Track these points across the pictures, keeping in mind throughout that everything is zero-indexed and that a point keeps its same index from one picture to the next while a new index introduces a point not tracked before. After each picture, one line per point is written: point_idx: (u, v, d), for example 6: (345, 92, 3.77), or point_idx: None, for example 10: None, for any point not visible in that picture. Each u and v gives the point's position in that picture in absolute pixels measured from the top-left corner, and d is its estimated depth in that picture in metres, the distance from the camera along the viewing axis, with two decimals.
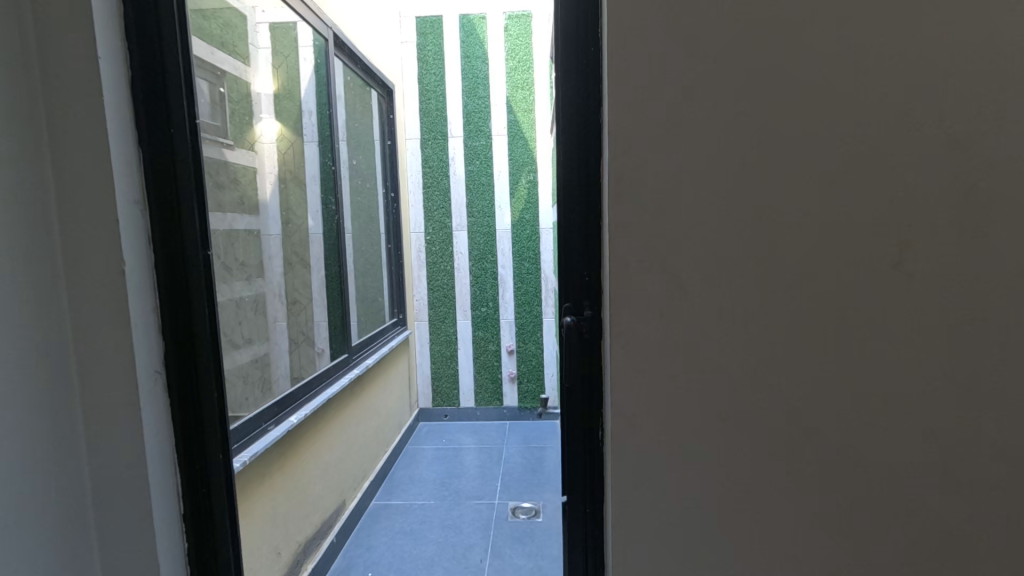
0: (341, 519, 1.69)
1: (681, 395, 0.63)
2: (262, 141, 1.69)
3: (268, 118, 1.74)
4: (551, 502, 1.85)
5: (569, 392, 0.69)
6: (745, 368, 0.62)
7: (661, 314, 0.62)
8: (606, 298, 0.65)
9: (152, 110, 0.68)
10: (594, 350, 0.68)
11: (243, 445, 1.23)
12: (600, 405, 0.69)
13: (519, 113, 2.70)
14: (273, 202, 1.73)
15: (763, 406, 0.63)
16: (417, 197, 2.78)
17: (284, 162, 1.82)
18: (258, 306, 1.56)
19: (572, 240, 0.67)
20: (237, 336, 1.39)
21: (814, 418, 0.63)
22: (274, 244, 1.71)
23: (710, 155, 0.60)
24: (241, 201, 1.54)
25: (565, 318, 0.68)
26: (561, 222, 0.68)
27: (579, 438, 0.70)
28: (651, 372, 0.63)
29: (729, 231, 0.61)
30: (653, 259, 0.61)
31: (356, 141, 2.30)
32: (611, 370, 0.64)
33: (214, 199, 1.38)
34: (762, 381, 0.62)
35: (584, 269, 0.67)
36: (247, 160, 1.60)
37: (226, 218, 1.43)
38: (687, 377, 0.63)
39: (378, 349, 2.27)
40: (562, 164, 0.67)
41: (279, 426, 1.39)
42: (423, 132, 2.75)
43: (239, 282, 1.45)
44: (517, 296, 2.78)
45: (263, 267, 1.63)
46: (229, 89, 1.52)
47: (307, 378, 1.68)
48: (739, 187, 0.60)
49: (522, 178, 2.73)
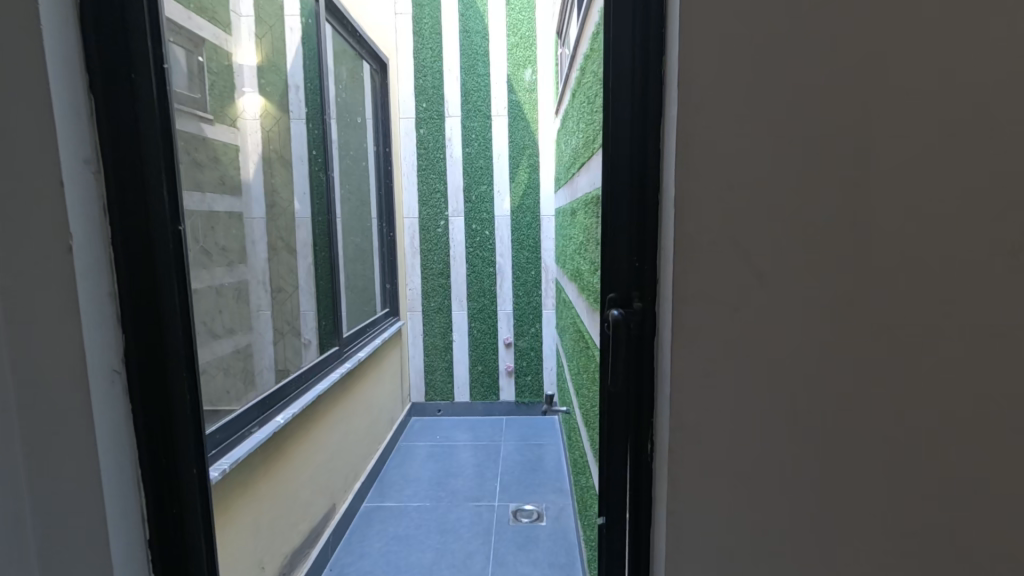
0: (328, 528, 1.56)
1: (753, 404, 0.53)
2: (245, 117, 1.59)
3: (251, 92, 1.63)
4: (555, 504, 1.76)
5: (613, 396, 0.59)
6: (834, 375, 0.52)
7: (734, 307, 0.51)
8: (664, 287, 0.54)
9: (108, 58, 0.55)
10: (647, 349, 0.57)
11: (223, 450, 1.10)
12: (651, 414, 0.58)
13: (520, 93, 2.57)
14: (256, 182, 1.65)
15: (852, 419, 0.53)
16: (411, 179, 2.64)
17: (269, 141, 1.72)
18: (240, 294, 1.49)
19: (625, 217, 0.57)
20: (219, 325, 1.33)
21: (908, 434, 0.53)
22: (258, 227, 1.64)
23: (803, 116, 0.49)
24: (222, 181, 1.45)
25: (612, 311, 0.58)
26: (608, 198, 0.58)
27: (625, 451, 0.60)
28: (719, 379, 0.52)
29: (816, 210, 0.50)
30: (725, 242, 0.51)
31: (346, 117, 2.15)
32: (670, 373, 0.53)
33: (194, 179, 1.30)
34: (853, 390, 0.52)
35: (635, 253, 0.57)
36: (228, 136, 1.47)
37: (204, 199, 1.34)
38: (762, 383, 0.52)
39: (371, 341, 2.16)
40: (612, 132, 0.57)
41: (263, 428, 1.26)
42: (417, 111, 2.60)
43: (219, 269, 1.37)
44: (516, 286, 2.68)
45: (246, 252, 1.56)
46: (208, 60, 1.40)
47: (296, 372, 1.54)
48: (832, 156, 0.50)
49: (522, 162, 2.61)
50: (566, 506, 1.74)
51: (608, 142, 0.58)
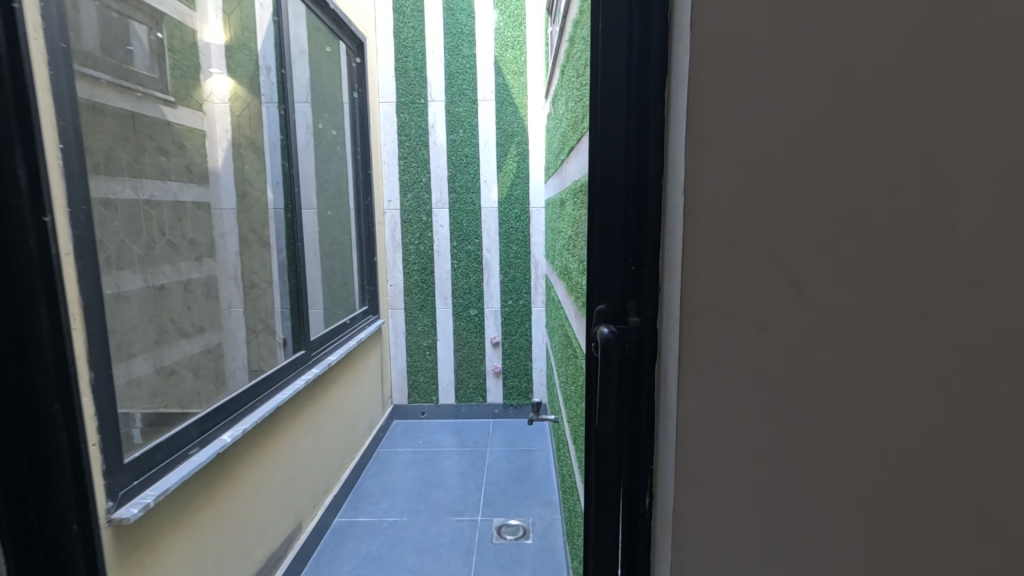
0: (290, 554, 1.44)
1: (787, 455, 0.40)
2: (211, 100, 1.68)
3: (220, 73, 1.70)
4: (542, 519, 1.64)
5: (598, 437, 0.47)
6: (897, 418, 0.39)
7: (761, 327, 0.39)
8: (669, 298, 0.41)
9: None
10: (644, 377, 0.44)
11: (151, 478, 0.97)
12: (649, 461, 0.45)
13: (509, 75, 2.42)
14: (225, 172, 1.75)
15: (925, 479, 0.40)
16: (393, 168, 2.50)
17: (239, 127, 1.77)
18: (209, 291, 1.64)
19: (617, 209, 0.45)
20: (187, 324, 1.53)
21: (993, 499, 0.40)
22: (229, 218, 1.75)
23: (870, 69, 0.36)
24: (189, 168, 1.60)
25: (601, 327, 0.46)
26: (595, 184, 0.45)
27: (615, 506, 0.47)
28: (743, 424, 0.40)
29: (884, 202, 0.37)
30: (754, 243, 0.38)
31: (323, 102, 2.08)
32: (674, 412, 0.41)
33: (160, 165, 1.48)
34: (921, 439, 0.39)
35: (629, 253, 0.45)
36: (193, 121, 1.62)
37: (171, 188, 1.52)
38: (802, 431, 0.40)
39: (345, 342, 2.03)
40: (602, 98, 0.44)
41: (206, 450, 1.12)
42: (399, 95, 2.46)
43: (185, 261, 1.55)
44: (504, 283, 2.55)
45: (215, 246, 1.69)
46: (170, 35, 1.50)
47: (270, 374, 1.44)
48: (907, 129, 0.36)
49: (510, 150, 2.47)
50: (555, 522, 1.62)
51: (597, 113, 0.45)
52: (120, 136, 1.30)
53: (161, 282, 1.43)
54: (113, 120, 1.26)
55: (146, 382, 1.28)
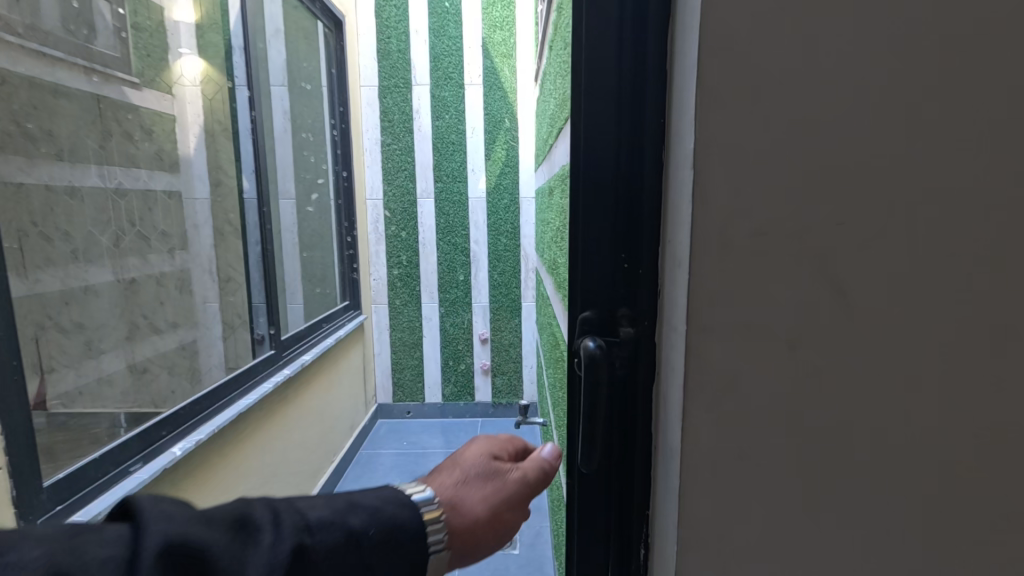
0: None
1: (822, 508, 0.31)
2: (183, 83, 1.58)
3: (190, 53, 1.58)
4: (529, 527, 1.59)
5: (582, 477, 0.38)
6: (965, 463, 0.30)
7: (792, 345, 0.30)
8: (670, 304, 0.32)
9: None
10: (640, 401, 0.36)
11: (77, 504, 0.90)
12: (644, 501, 0.37)
13: (497, 58, 2.31)
14: (199, 158, 1.63)
15: (999, 538, 0.31)
16: (375, 156, 2.40)
17: (212, 112, 1.63)
18: (183, 283, 1.56)
19: (606, 192, 0.35)
20: (159, 319, 1.47)
21: None
22: (202, 209, 1.63)
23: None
24: (158, 156, 1.51)
25: (585, 340, 0.37)
26: (578, 159, 0.36)
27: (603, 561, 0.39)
28: (767, 466, 0.31)
29: (956, 179, 0.28)
30: (786, 232, 0.29)
31: (298, 85, 2.00)
32: (677, 453, 0.32)
33: (125, 153, 1.41)
34: (994, 487, 0.31)
35: (619, 245, 0.36)
36: (163, 105, 1.53)
37: (140, 176, 1.45)
38: (841, 478, 0.31)
39: (321, 341, 1.93)
40: (585, 48, 0.35)
41: (148, 466, 1.05)
42: (381, 78, 2.34)
43: (156, 254, 1.47)
44: (492, 277, 2.46)
45: (188, 238, 1.59)
46: (132, 10, 1.42)
47: (219, 381, 1.37)
48: (988, 81, 0.27)
49: (499, 137, 2.37)
50: (542, 531, 1.57)
51: (580, 67, 0.36)
52: (75, 120, 1.28)
53: (132, 274, 1.39)
54: (65, 102, 1.24)
55: (118, 381, 1.30)
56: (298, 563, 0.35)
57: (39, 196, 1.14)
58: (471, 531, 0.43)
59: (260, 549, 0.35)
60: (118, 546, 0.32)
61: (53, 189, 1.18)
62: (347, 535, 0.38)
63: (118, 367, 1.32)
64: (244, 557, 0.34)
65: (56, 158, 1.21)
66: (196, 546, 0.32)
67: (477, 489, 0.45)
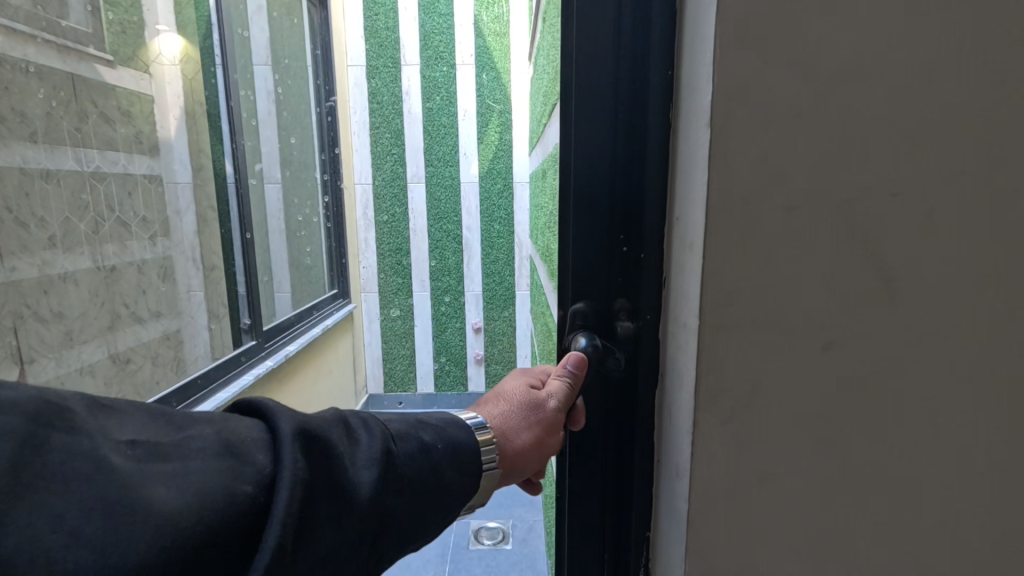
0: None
1: (854, 539, 0.26)
2: (161, 61, 1.41)
3: (169, 30, 1.43)
4: (523, 521, 1.57)
5: (572, 500, 0.34)
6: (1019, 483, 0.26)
7: (823, 346, 0.24)
8: (679, 297, 0.27)
9: None
10: (639, 407, 0.31)
11: None
12: (644, 523, 0.32)
13: (490, 37, 2.24)
14: (179, 141, 1.48)
15: None
16: (363, 140, 2.33)
17: (193, 91, 1.51)
18: (165, 271, 1.43)
19: (604, 164, 0.30)
20: (141, 308, 1.35)
21: None
22: (184, 194, 1.50)
23: None
24: (138, 138, 1.36)
25: (581, 337, 0.32)
26: (570, 130, 0.31)
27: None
28: (787, 489, 0.26)
29: (1014, 145, 0.23)
30: (813, 210, 0.23)
31: (283, 65, 1.93)
32: (683, 474, 0.27)
33: (103, 136, 1.25)
34: None
35: (616, 227, 0.31)
36: (140, 85, 1.36)
37: (119, 159, 1.30)
38: (874, 501, 0.26)
39: (307, 332, 1.90)
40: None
41: None
42: (369, 58, 2.26)
43: (136, 240, 1.34)
44: (485, 265, 2.41)
45: (170, 224, 1.45)
46: None
47: (192, 377, 1.31)
48: None
49: (492, 120, 2.30)
50: (536, 524, 1.55)
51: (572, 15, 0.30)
52: (45, 100, 1.10)
53: (111, 261, 1.27)
54: (37, 81, 1.08)
55: (98, 373, 1.22)
56: (397, 470, 0.32)
57: (13, 179, 1.04)
58: (518, 458, 0.38)
59: (360, 449, 0.31)
60: (261, 429, 0.30)
61: (27, 172, 1.06)
62: (422, 450, 0.34)
63: (99, 357, 1.22)
64: (351, 456, 0.31)
65: (30, 140, 1.07)
66: (324, 434, 0.30)
67: (516, 422, 0.38)
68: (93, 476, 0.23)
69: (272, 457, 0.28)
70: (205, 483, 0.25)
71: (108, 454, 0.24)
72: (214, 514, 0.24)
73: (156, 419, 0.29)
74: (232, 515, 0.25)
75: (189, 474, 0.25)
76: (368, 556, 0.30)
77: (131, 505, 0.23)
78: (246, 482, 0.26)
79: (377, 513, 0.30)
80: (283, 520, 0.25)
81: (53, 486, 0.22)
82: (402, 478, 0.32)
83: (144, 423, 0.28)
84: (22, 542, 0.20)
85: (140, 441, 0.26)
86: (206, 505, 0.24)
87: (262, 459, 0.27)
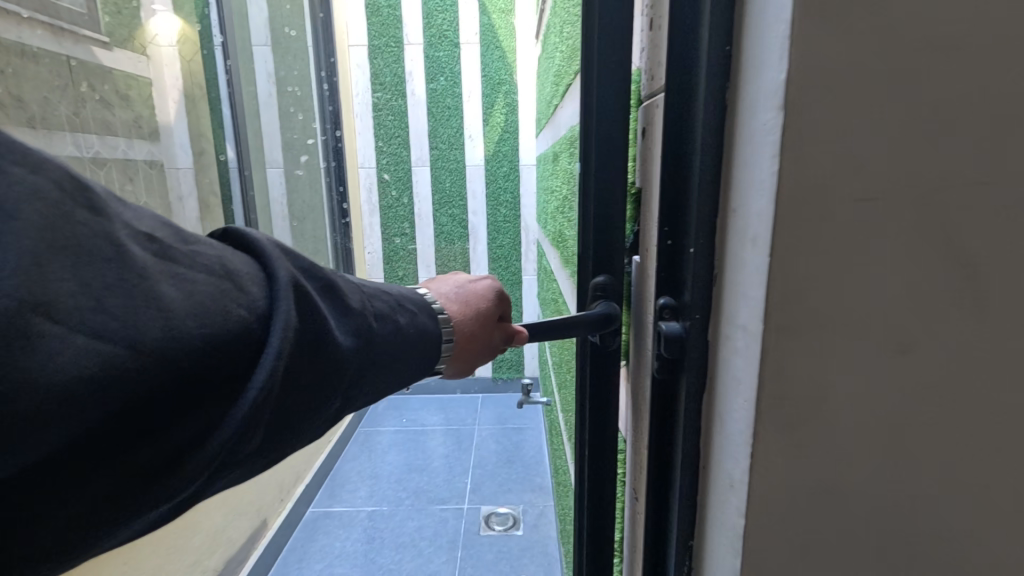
0: (253, 555, 1.32)
1: (920, 553, 0.24)
2: (157, 43, 1.36)
3: (165, 10, 1.37)
4: (533, 506, 1.57)
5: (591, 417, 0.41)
6: None
7: (899, 351, 0.22)
8: (737, 295, 0.24)
9: None
10: (684, 415, 0.29)
11: None
12: (691, 536, 0.30)
13: (494, 15, 2.18)
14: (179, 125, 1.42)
15: None
16: (366, 122, 2.28)
17: (191, 74, 1.48)
18: None
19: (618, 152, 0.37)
20: None
21: None
22: (185, 180, 1.45)
23: None
24: (136, 123, 1.30)
25: (598, 278, 0.39)
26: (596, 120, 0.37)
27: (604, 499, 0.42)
28: (850, 500, 0.24)
29: None
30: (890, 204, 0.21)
31: (281, 48, 1.89)
32: (739, 484, 0.25)
33: (102, 120, 1.19)
34: None
35: None
36: (136, 67, 1.29)
37: (118, 145, 1.24)
38: (942, 513, 0.24)
39: None
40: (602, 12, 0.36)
41: None
42: (370, 38, 2.21)
43: None
44: (492, 250, 2.39)
45: (171, 209, 1.38)
46: None
47: None
48: None
49: (498, 101, 2.25)
50: (546, 510, 1.55)
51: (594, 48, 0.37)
52: (40, 84, 1.04)
53: None
54: (36, 66, 1.02)
55: None
56: (371, 340, 0.39)
57: None
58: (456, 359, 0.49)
59: (346, 316, 0.38)
60: (256, 269, 0.34)
61: None
62: (397, 328, 0.42)
63: None
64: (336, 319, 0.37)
65: (28, 126, 1.01)
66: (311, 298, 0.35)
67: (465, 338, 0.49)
68: (113, 257, 0.27)
69: (265, 293, 0.33)
70: (210, 295, 0.30)
71: (127, 242, 0.28)
72: (215, 323, 0.30)
73: (166, 222, 0.32)
74: (228, 329, 0.30)
75: (192, 283, 0.30)
76: (343, 399, 0.38)
77: (146, 293, 0.27)
78: (241, 308, 0.31)
79: (354, 364, 0.37)
80: (273, 365, 0.31)
81: (88, 256, 0.26)
82: (372, 345, 0.39)
83: (156, 221, 0.31)
84: (53, 296, 0.24)
85: (158, 236, 0.30)
86: (208, 314, 0.30)
87: (256, 294, 0.33)
